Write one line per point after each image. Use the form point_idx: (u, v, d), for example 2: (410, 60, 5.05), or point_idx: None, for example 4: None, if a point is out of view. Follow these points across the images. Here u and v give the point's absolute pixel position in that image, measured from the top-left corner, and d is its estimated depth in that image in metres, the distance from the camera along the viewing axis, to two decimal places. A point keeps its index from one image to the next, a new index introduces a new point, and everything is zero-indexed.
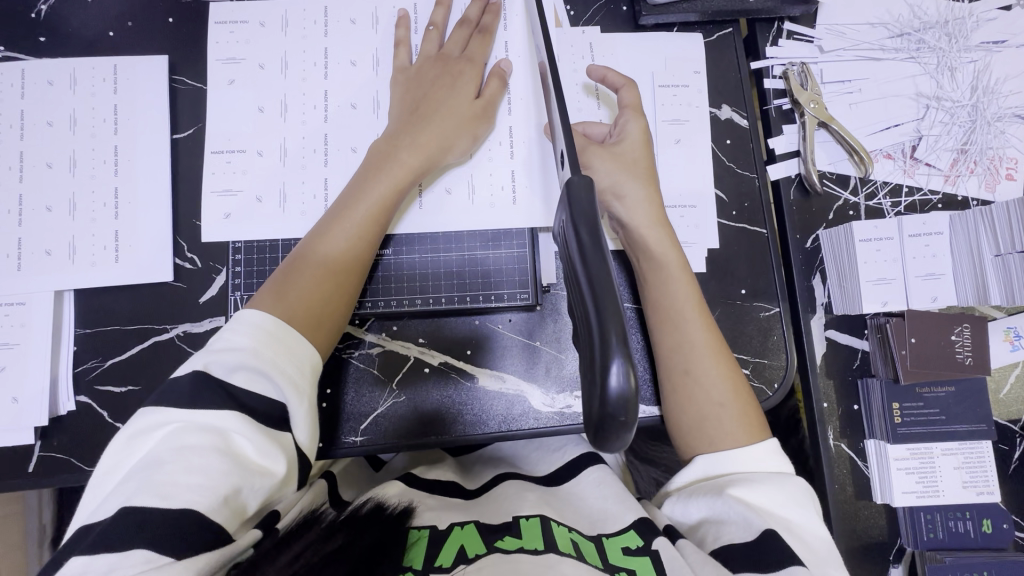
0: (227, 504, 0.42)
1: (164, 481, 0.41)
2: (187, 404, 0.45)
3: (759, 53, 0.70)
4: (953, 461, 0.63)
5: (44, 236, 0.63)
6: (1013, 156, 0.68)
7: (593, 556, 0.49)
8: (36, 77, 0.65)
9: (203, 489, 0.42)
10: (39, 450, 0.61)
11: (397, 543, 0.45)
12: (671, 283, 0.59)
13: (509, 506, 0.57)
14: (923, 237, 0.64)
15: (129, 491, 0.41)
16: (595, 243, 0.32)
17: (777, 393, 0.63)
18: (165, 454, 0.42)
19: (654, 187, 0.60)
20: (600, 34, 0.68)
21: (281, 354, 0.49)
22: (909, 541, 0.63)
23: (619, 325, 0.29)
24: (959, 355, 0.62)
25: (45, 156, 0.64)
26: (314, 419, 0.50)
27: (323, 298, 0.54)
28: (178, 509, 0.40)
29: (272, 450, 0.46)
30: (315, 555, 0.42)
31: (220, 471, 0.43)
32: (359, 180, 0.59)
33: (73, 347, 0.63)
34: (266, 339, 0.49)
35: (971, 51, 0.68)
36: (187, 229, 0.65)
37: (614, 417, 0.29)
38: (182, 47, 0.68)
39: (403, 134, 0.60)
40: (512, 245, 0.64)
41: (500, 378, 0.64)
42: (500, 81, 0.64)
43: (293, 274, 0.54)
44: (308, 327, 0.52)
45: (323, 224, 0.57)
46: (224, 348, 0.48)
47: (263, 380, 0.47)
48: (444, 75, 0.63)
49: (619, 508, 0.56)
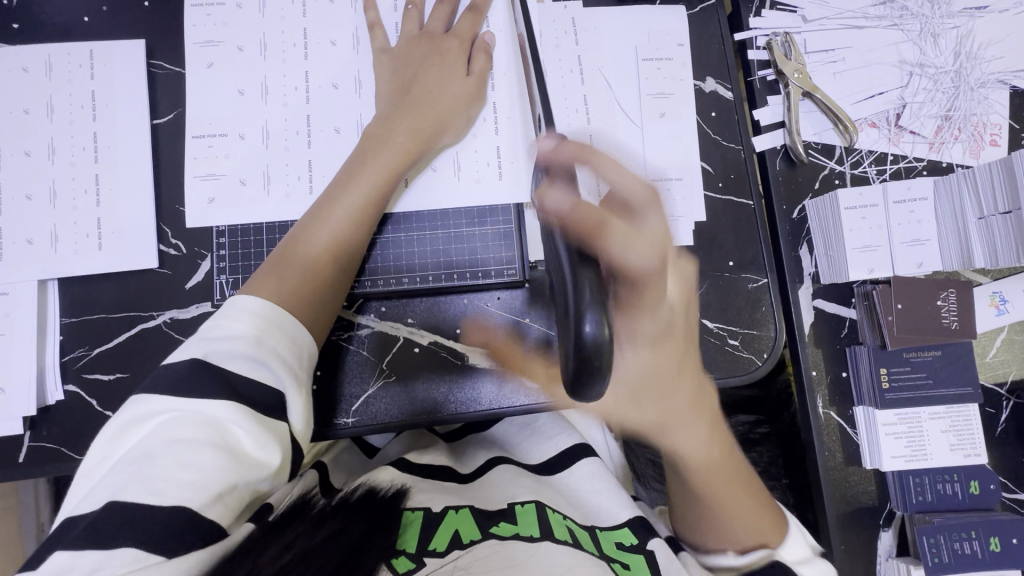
0: (220, 500, 0.41)
1: (155, 476, 0.40)
2: (183, 395, 0.44)
3: (741, 25, 0.69)
4: (941, 425, 0.64)
5: (25, 225, 0.62)
6: (997, 122, 0.68)
7: (587, 543, 0.50)
8: (10, 64, 0.64)
9: (195, 486, 0.40)
10: (28, 440, 0.61)
11: (389, 529, 0.45)
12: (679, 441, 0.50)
13: (502, 492, 0.57)
14: (907, 202, 0.65)
15: (118, 485, 0.40)
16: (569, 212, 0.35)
17: (767, 363, 0.63)
18: (156, 447, 0.41)
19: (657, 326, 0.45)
20: (582, 9, 0.67)
21: (281, 339, 0.48)
22: (898, 505, 0.63)
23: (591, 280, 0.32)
24: (944, 319, 0.63)
25: (22, 144, 0.63)
26: (308, 401, 0.49)
27: (316, 278, 0.54)
28: (170, 506, 0.39)
29: (268, 441, 0.44)
30: (308, 542, 0.40)
31: (212, 466, 0.41)
32: (351, 169, 0.58)
33: (59, 336, 0.63)
34: (266, 327, 0.48)
35: (954, 17, 0.68)
36: (170, 215, 0.64)
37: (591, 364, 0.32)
38: (159, 31, 0.67)
39: (399, 116, 0.60)
40: (498, 220, 0.64)
41: (490, 356, 0.64)
42: (486, 55, 0.64)
43: (283, 269, 0.53)
44: (301, 305, 0.52)
45: (320, 205, 0.57)
46: (222, 334, 0.47)
47: (260, 367, 0.46)
48: (430, 55, 0.63)
49: (612, 502, 0.58)
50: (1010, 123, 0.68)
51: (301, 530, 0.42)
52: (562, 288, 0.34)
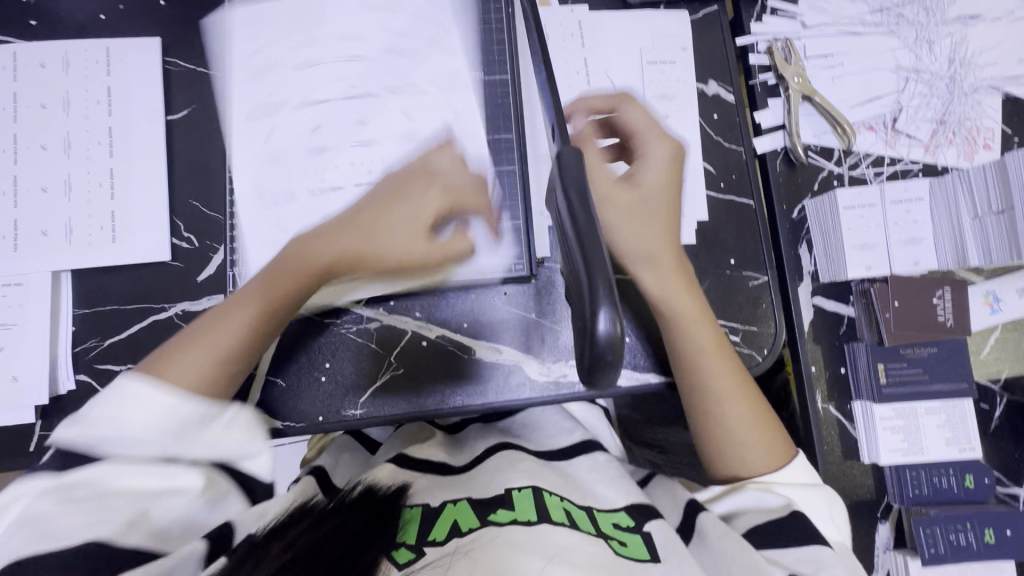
0: (136, 528, 0.42)
1: (61, 525, 0.41)
2: (77, 457, 0.44)
3: (743, 30, 0.71)
4: (936, 419, 0.65)
5: (40, 218, 0.63)
6: (991, 127, 0.70)
7: (585, 523, 0.51)
8: (28, 59, 0.65)
9: (104, 520, 0.41)
10: (40, 428, 0.62)
11: (386, 521, 0.47)
12: (696, 332, 0.59)
13: (501, 477, 0.57)
14: (903, 202, 0.66)
15: (12, 548, 0.39)
16: (584, 203, 0.32)
17: (766, 359, 0.65)
18: (47, 509, 0.41)
19: (669, 232, 0.61)
20: (589, 13, 0.69)
21: (146, 403, 0.45)
22: (895, 498, 0.65)
23: (606, 274, 0.29)
24: (940, 317, 0.64)
25: (39, 139, 0.64)
26: (254, 425, 0.49)
27: (236, 339, 0.53)
28: (83, 541, 0.40)
29: (174, 467, 0.45)
30: (310, 539, 0.43)
31: (118, 504, 0.42)
32: (290, 258, 0.57)
33: (72, 327, 0.64)
34: (136, 399, 0.45)
35: (949, 25, 0.70)
36: (184, 210, 0.66)
37: (602, 359, 0.29)
38: (175, 30, 0.68)
39: (373, 212, 0.58)
40: (508, 216, 0.63)
41: (496, 350, 0.65)
42: (466, 239, 0.59)
43: (218, 324, 0.53)
44: (210, 364, 0.52)
45: (275, 271, 0.56)
46: (90, 411, 0.44)
47: (124, 415, 0.44)
48: (411, 181, 0.58)
49: (609, 489, 0.58)
50: (1003, 128, 0.70)
51: (303, 527, 0.44)
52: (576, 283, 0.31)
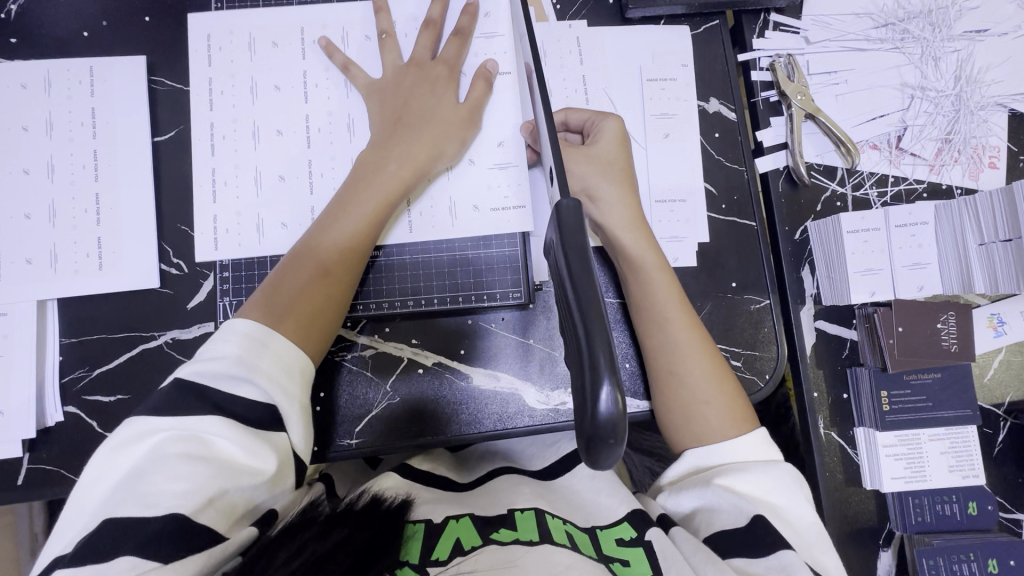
0: (212, 506, 0.43)
1: (151, 489, 0.42)
2: (177, 412, 0.46)
3: (745, 46, 0.70)
4: (940, 446, 0.65)
5: (24, 245, 0.62)
6: (996, 145, 0.69)
7: (587, 547, 0.49)
8: (8, 80, 0.63)
9: (186, 493, 0.43)
10: (28, 462, 0.60)
11: (394, 540, 0.44)
12: (652, 281, 0.58)
13: (503, 497, 0.56)
14: (908, 226, 0.65)
15: (110, 502, 0.42)
16: (584, 268, 0.31)
17: (769, 384, 0.63)
18: (143, 465, 0.43)
19: (632, 191, 0.60)
20: (587, 28, 0.67)
21: (272, 360, 0.49)
22: (897, 525, 0.64)
23: (608, 350, 0.28)
24: (944, 342, 0.64)
25: (21, 162, 0.62)
26: (307, 420, 0.51)
27: (318, 301, 0.54)
28: (162, 515, 0.42)
29: (261, 449, 0.46)
30: (315, 551, 0.41)
31: (203, 473, 0.43)
32: (347, 194, 0.58)
33: (59, 357, 0.62)
34: (255, 349, 0.49)
35: (955, 40, 0.69)
36: (171, 234, 0.64)
37: (603, 438, 0.28)
38: (160, 48, 0.66)
39: (392, 146, 0.60)
40: (503, 244, 0.64)
41: (493, 377, 0.64)
42: (481, 90, 0.63)
43: (289, 273, 0.55)
44: (301, 330, 0.53)
45: (323, 219, 0.57)
46: (215, 357, 0.48)
47: (246, 384, 0.47)
48: (424, 101, 0.62)
49: (613, 499, 0.56)
50: (1008, 146, 0.69)
51: (306, 539, 0.42)
52: (576, 353, 0.29)
